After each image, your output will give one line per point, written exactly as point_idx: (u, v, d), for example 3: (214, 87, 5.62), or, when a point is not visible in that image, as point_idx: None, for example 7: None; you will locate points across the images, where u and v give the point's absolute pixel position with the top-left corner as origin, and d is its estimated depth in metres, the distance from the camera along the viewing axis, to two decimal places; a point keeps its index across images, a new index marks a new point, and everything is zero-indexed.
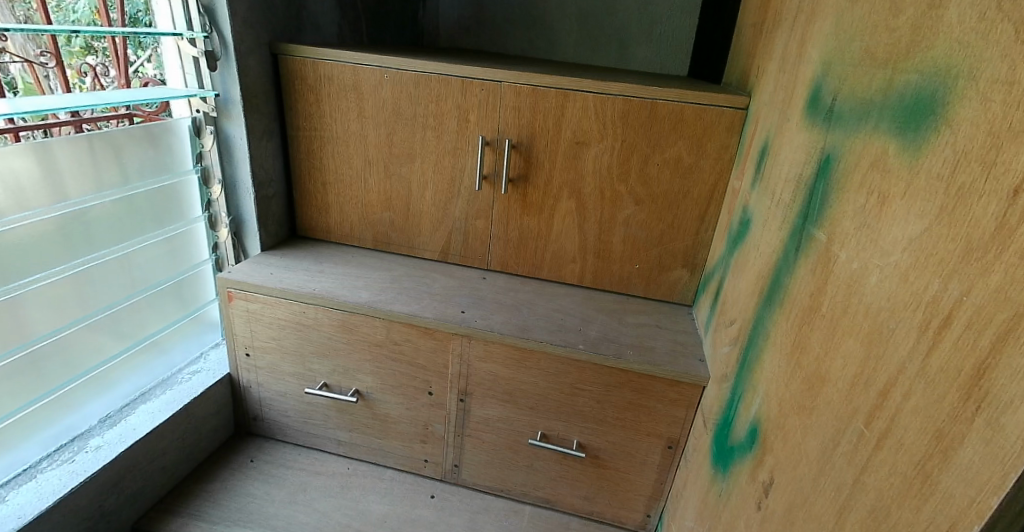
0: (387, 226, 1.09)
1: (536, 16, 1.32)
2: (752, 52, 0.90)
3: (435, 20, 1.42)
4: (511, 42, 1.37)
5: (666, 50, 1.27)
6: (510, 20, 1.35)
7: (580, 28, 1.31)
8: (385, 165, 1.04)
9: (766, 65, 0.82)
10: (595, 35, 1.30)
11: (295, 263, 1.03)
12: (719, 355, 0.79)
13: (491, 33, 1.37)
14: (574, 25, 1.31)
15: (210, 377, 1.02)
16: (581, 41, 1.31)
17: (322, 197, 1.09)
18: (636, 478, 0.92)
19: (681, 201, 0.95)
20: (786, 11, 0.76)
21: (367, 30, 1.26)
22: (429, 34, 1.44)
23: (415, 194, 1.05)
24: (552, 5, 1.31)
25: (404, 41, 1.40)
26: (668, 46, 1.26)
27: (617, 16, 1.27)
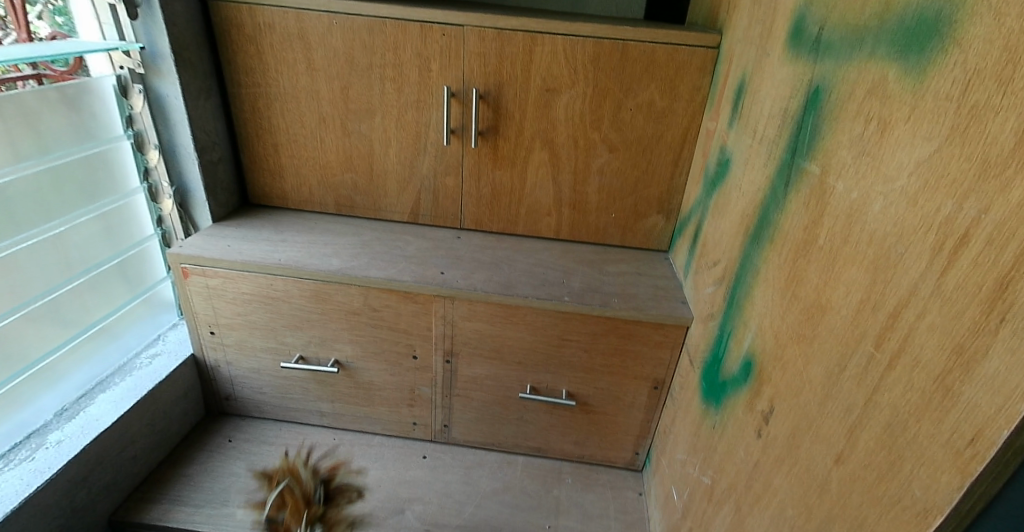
0: (350, 189, 1.03)
1: None
2: None
3: None
4: None
5: None
6: None
7: None
8: (342, 122, 0.97)
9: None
10: None
11: (253, 233, 0.96)
12: (703, 296, 0.81)
13: None
14: None
15: (173, 360, 0.96)
16: None
17: (274, 160, 1.01)
18: (624, 420, 0.95)
19: (655, 147, 0.95)
20: None
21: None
22: None
23: (378, 153, 0.99)
24: None
25: None
26: None
27: None
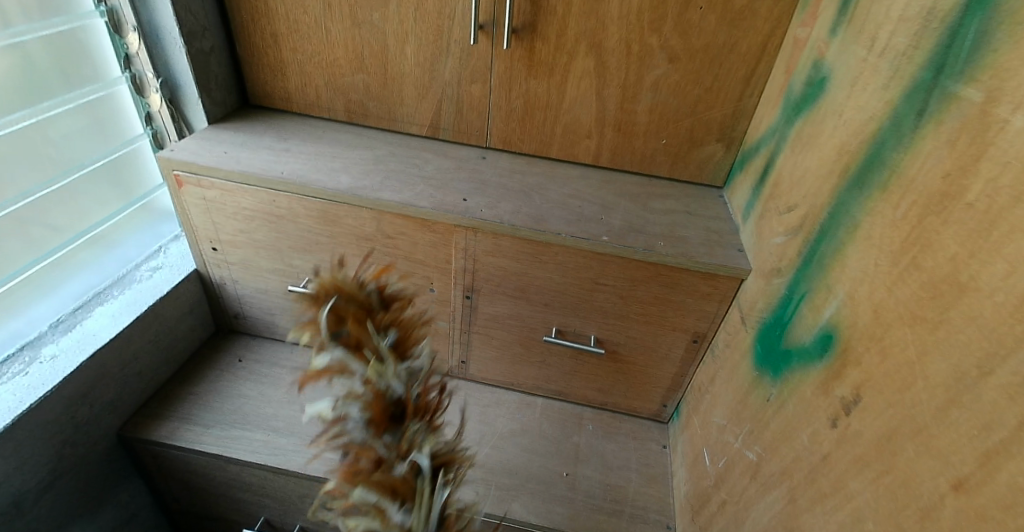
0: (362, 93, 0.87)
1: None
2: None
3: None
4: None
5: None
6: None
7: None
8: (350, 8, 0.79)
9: None
10: None
11: (253, 139, 0.82)
12: (767, 246, 0.69)
13: None
14: None
15: (176, 275, 0.86)
16: None
17: (274, 53, 0.84)
18: (655, 371, 0.86)
19: (725, 58, 0.78)
20: None
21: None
22: None
23: (393, 49, 0.82)
24: None
25: None
26: None
27: None
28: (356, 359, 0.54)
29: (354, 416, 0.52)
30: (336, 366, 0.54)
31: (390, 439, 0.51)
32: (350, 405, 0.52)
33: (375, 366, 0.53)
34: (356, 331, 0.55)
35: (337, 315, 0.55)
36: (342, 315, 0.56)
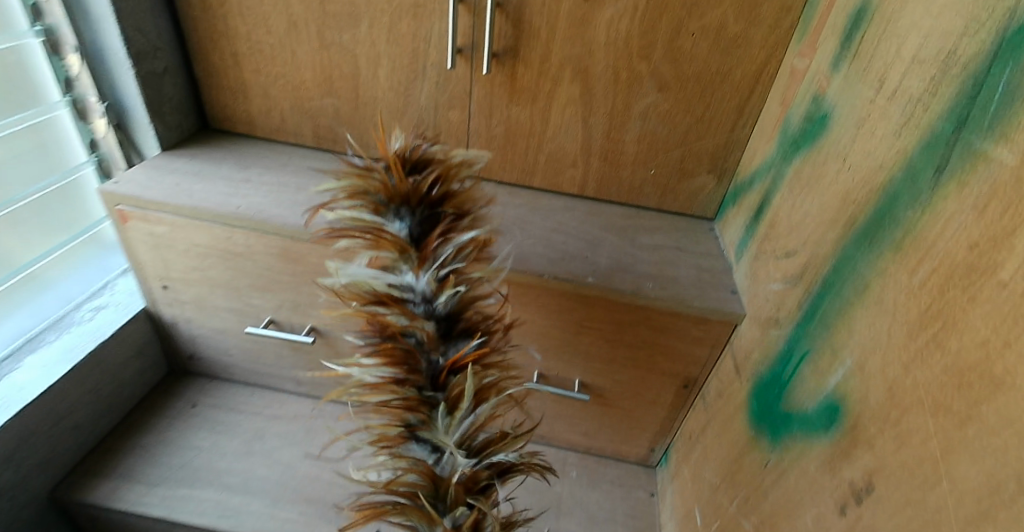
0: (331, 117, 0.80)
1: None
2: None
3: None
4: None
5: None
6: None
7: None
8: (318, 28, 0.72)
9: None
10: None
11: (209, 167, 0.75)
12: (763, 292, 0.64)
13: None
14: None
15: (120, 317, 0.78)
16: None
17: (234, 73, 0.77)
18: (643, 416, 0.81)
19: (718, 87, 0.73)
20: None
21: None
22: None
23: (364, 72, 0.75)
24: None
25: None
26: None
27: None
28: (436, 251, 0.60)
29: (447, 310, 0.60)
30: (433, 255, 0.60)
31: (480, 345, 0.60)
32: (449, 303, 0.60)
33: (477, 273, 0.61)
34: (451, 217, 0.63)
35: (427, 188, 0.62)
36: (433, 192, 0.63)
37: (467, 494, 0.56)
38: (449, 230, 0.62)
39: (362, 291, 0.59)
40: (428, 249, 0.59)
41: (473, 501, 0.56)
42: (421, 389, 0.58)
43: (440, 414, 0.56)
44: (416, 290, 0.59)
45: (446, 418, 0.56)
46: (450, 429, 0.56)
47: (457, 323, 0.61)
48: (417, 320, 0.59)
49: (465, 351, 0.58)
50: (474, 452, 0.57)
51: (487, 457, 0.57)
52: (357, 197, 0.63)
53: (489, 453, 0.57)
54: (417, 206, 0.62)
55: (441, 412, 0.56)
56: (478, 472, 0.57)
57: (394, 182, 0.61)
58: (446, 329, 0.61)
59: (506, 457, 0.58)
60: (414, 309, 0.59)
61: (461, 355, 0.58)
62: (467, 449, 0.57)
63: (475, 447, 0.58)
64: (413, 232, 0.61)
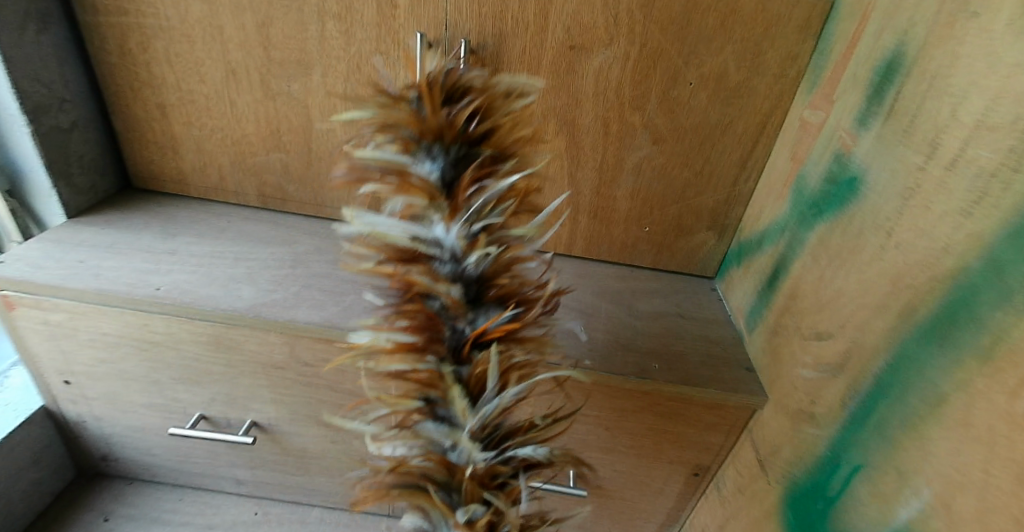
0: (279, 175, 0.69)
1: None
2: None
3: None
4: None
5: None
6: None
7: None
8: (261, 76, 0.61)
9: None
10: None
11: (125, 237, 0.62)
12: (788, 376, 0.55)
13: None
14: None
15: (10, 422, 0.64)
16: None
17: (161, 127, 0.65)
18: (647, 506, 0.71)
19: (719, 139, 0.66)
20: None
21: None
22: None
23: (318, 125, 0.65)
24: None
25: None
26: None
27: None
28: (472, 196, 0.41)
29: (480, 273, 0.41)
30: (465, 203, 0.41)
31: (516, 320, 0.41)
32: (481, 262, 0.41)
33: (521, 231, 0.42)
34: (491, 160, 0.43)
35: (464, 122, 0.42)
36: (470, 128, 0.43)
37: (484, 491, 0.39)
38: (486, 175, 0.42)
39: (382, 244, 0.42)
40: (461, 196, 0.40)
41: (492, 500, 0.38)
42: (440, 360, 0.40)
43: (455, 394, 0.38)
44: (443, 245, 0.41)
45: (461, 398, 0.38)
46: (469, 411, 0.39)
47: (494, 292, 0.42)
48: (437, 281, 0.40)
49: (492, 323, 0.40)
50: (493, 443, 0.39)
51: (507, 449, 0.40)
52: (385, 131, 0.43)
53: (513, 445, 0.40)
54: (452, 143, 0.42)
55: (456, 391, 0.38)
56: (501, 466, 0.39)
57: (423, 113, 0.42)
58: (477, 295, 0.41)
59: (536, 454, 0.40)
60: (435, 266, 0.41)
61: (488, 326, 0.40)
62: (488, 436, 0.39)
63: (497, 436, 0.40)
64: (445, 180, 0.41)
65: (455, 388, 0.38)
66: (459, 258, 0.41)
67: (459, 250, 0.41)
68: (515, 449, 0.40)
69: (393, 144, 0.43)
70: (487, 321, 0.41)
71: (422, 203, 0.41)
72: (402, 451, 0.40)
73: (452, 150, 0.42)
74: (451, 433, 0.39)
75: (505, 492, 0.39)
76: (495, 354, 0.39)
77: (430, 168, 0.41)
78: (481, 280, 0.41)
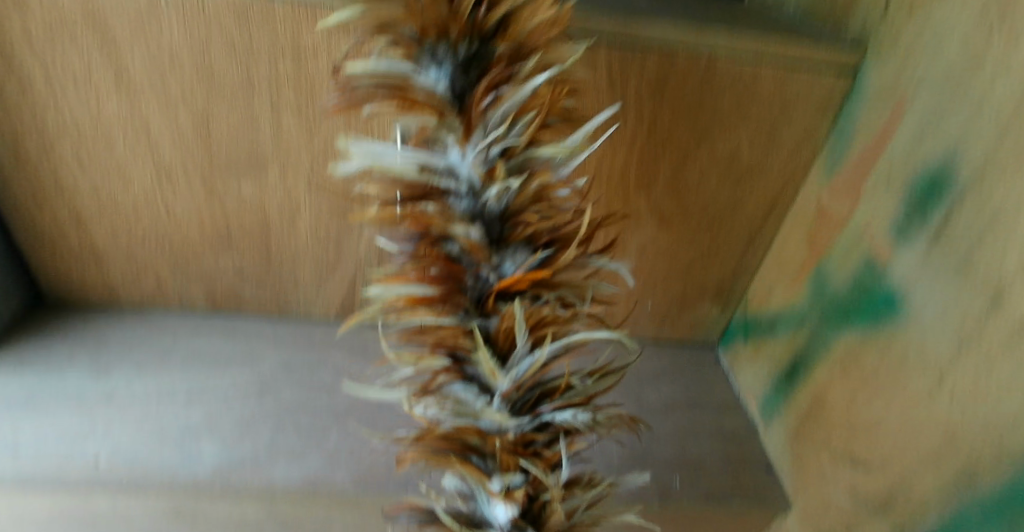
0: (233, 277, 0.58)
1: None
2: None
3: None
4: None
5: None
6: None
7: None
8: (202, 176, 0.50)
9: (928, 12, 0.44)
10: None
11: (46, 383, 0.51)
12: (821, 490, 0.53)
13: None
14: None
15: None
16: None
17: (78, 237, 0.53)
18: None
19: (728, 216, 0.61)
20: None
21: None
22: None
23: (278, 224, 0.55)
24: None
25: None
26: None
27: None
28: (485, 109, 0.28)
29: (505, 207, 0.29)
30: (481, 118, 0.28)
31: (550, 263, 0.31)
32: (505, 195, 0.29)
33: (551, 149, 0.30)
34: (510, 60, 0.30)
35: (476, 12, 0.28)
36: (480, 16, 0.28)
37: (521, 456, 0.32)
38: (506, 80, 0.29)
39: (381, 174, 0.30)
40: (477, 109, 0.28)
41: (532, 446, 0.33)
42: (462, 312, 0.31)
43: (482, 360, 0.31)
44: (456, 175, 0.29)
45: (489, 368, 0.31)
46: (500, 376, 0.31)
47: (524, 224, 0.30)
48: (452, 221, 0.29)
49: (522, 270, 0.29)
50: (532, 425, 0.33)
51: (542, 414, 0.33)
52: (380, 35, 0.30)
53: (551, 407, 0.33)
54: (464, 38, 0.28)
55: (483, 358, 0.30)
56: (535, 433, 0.33)
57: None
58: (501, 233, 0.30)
59: (575, 419, 0.32)
60: (449, 202, 0.30)
61: (516, 278, 0.29)
62: (518, 403, 0.32)
63: (532, 397, 0.33)
64: (456, 93, 0.28)
65: (479, 351, 0.30)
66: (479, 192, 0.29)
67: (475, 180, 0.29)
68: (551, 414, 0.33)
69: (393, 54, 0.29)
70: (516, 268, 0.30)
71: (432, 121, 0.29)
72: (434, 412, 0.33)
73: (464, 58, 0.28)
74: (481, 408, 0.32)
75: (541, 460, 0.33)
76: (519, 307, 0.29)
77: (433, 75, 0.28)
78: (506, 213, 0.30)
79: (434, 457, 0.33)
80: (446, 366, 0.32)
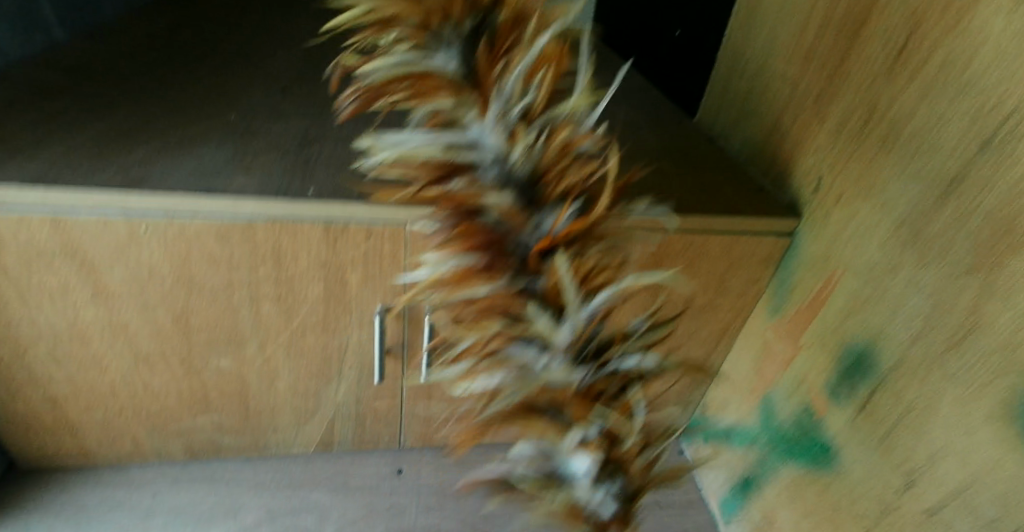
0: (212, 431, 0.60)
1: None
2: (798, 149, 0.55)
3: None
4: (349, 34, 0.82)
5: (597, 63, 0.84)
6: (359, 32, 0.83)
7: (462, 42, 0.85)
8: (181, 357, 0.52)
9: (849, 205, 0.49)
10: None
11: None
12: None
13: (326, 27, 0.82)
14: None
15: None
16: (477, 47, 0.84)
17: (52, 416, 0.53)
18: None
19: (685, 342, 0.66)
20: (920, 157, 0.42)
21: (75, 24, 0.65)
22: None
23: (256, 386, 0.56)
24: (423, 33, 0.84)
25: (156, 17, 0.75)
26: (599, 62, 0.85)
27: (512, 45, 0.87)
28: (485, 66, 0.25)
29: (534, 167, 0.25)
30: (497, 85, 0.25)
31: (586, 215, 0.26)
32: (529, 156, 0.25)
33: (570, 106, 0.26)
34: (514, 29, 0.25)
35: None
36: None
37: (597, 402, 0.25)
38: (511, 39, 0.25)
39: (399, 160, 0.26)
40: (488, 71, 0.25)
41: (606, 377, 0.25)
42: (509, 282, 0.25)
43: (546, 323, 0.24)
44: (477, 144, 0.25)
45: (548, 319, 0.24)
46: (562, 351, 0.25)
47: (555, 181, 0.25)
48: (480, 191, 0.25)
49: (558, 223, 0.24)
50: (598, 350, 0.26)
51: (609, 363, 0.26)
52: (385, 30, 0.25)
53: (610, 351, 0.26)
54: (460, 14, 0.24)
55: (540, 318, 0.24)
56: (604, 381, 0.25)
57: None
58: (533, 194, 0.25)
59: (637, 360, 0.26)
60: (477, 174, 0.25)
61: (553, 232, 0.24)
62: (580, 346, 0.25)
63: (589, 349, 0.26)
64: (474, 69, 0.25)
65: (530, 314, 0.24)
66: (510, 156, 0.25)
67: (497, 147, 0.25)
68: (616, 360, 0.26)
69: (400, 46, 0.26)
70: (555, 224, 0.25)
71: (448, 104, 0.25)
72: (490, 383, 0.26)
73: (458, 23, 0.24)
74: (547, 362, 0.25)
75: (618, 405, 0.26)
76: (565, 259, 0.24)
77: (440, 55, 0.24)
78: (533, 174, 0.25)
79: (491, 423, 0.26)
80: (500, 363, 0.26)
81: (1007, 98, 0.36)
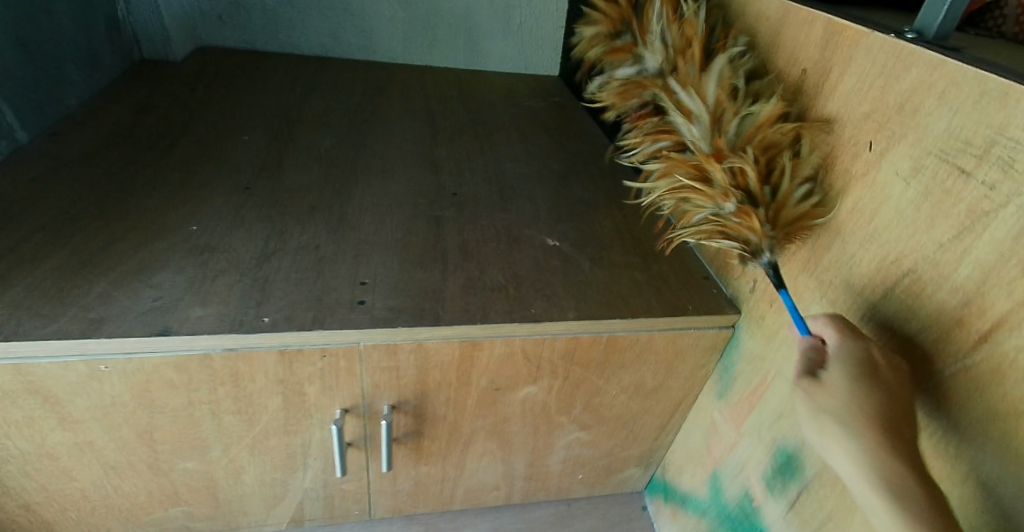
0: (184, 520, 0.62)
1: (366, 105, 0.86)
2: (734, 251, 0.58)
3: (192, 84, 0.84)
4: (317, 103, 0.84)
5: (559, 131, 0.87)
6: (330, 104, 0.85)
7: (428, 111, 0.87)
8: (148, 464, 0.54)
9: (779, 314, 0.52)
10: (462, 117, 0.87)
11: None
12: None
13: (296, 101, 0.84)
14: (420, 108, 0.88)
15: None
16: (442, 117, 0.86)
17: (26, 520, 0.56)
18: None
19: (641, 418, 0.67)
20: (832, 288, 0.45)
21: (38, 127, 0.67)
22: (179, 87, 0.83)
23: (224, 481, 0.59)
24: (393, 103, 0.87)
25: (130, 102, 0.77)
26: (561, 130, 0.87)
27: (478, 111, 0.90)
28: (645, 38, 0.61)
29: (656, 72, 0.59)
30: (645, 32, 0.61)
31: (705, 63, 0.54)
32: (657, 53, 0.59)
33: (656, 30, 0.59)
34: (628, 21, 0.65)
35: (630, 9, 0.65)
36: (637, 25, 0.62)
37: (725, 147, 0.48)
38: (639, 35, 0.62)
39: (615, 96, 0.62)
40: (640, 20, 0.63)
41: (740, 131, 0.48)
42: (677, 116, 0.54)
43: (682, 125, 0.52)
44: (650, 65, 0.60)
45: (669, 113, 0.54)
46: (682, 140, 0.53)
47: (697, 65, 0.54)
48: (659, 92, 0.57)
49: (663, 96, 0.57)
50: (663, 129, 0.55)
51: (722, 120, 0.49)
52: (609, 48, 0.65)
53: (728, 119, 0.49)
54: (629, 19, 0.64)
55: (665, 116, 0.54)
56: (722, 141, 0.48)
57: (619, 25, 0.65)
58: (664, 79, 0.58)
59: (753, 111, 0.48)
60: (650, 74, 0.59)
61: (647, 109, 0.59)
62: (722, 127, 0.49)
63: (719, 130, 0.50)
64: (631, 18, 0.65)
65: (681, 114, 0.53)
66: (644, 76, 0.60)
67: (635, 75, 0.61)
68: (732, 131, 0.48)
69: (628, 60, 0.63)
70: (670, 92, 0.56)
71: (630, 61, 0.62)
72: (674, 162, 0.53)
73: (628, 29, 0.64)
74: (689, 139, 0.51)
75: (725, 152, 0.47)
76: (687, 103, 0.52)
77: (651, 63, 0.60)
78: (661, 75, 0.58)
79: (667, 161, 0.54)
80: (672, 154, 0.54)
81: (905, 257, 0.38)
